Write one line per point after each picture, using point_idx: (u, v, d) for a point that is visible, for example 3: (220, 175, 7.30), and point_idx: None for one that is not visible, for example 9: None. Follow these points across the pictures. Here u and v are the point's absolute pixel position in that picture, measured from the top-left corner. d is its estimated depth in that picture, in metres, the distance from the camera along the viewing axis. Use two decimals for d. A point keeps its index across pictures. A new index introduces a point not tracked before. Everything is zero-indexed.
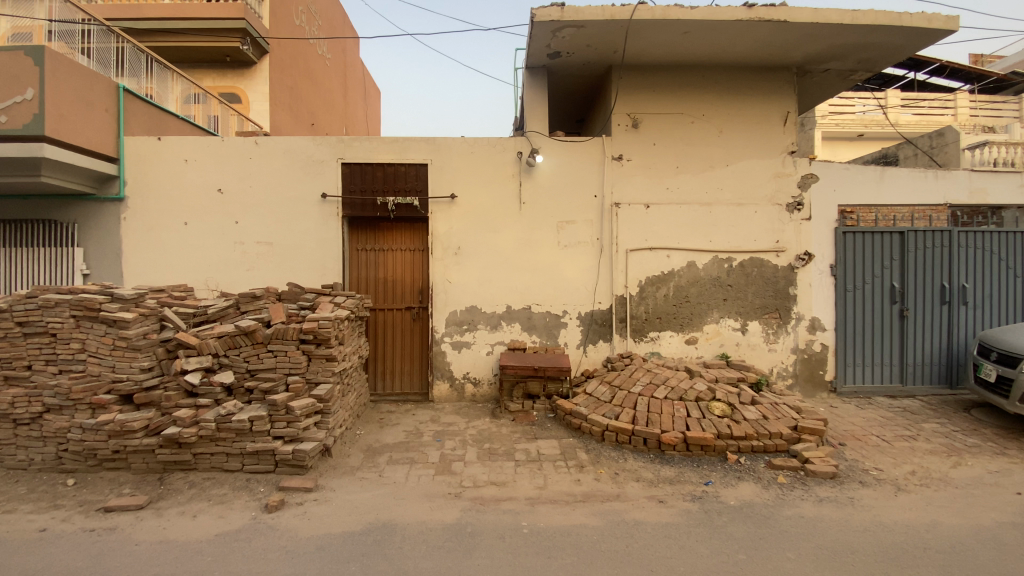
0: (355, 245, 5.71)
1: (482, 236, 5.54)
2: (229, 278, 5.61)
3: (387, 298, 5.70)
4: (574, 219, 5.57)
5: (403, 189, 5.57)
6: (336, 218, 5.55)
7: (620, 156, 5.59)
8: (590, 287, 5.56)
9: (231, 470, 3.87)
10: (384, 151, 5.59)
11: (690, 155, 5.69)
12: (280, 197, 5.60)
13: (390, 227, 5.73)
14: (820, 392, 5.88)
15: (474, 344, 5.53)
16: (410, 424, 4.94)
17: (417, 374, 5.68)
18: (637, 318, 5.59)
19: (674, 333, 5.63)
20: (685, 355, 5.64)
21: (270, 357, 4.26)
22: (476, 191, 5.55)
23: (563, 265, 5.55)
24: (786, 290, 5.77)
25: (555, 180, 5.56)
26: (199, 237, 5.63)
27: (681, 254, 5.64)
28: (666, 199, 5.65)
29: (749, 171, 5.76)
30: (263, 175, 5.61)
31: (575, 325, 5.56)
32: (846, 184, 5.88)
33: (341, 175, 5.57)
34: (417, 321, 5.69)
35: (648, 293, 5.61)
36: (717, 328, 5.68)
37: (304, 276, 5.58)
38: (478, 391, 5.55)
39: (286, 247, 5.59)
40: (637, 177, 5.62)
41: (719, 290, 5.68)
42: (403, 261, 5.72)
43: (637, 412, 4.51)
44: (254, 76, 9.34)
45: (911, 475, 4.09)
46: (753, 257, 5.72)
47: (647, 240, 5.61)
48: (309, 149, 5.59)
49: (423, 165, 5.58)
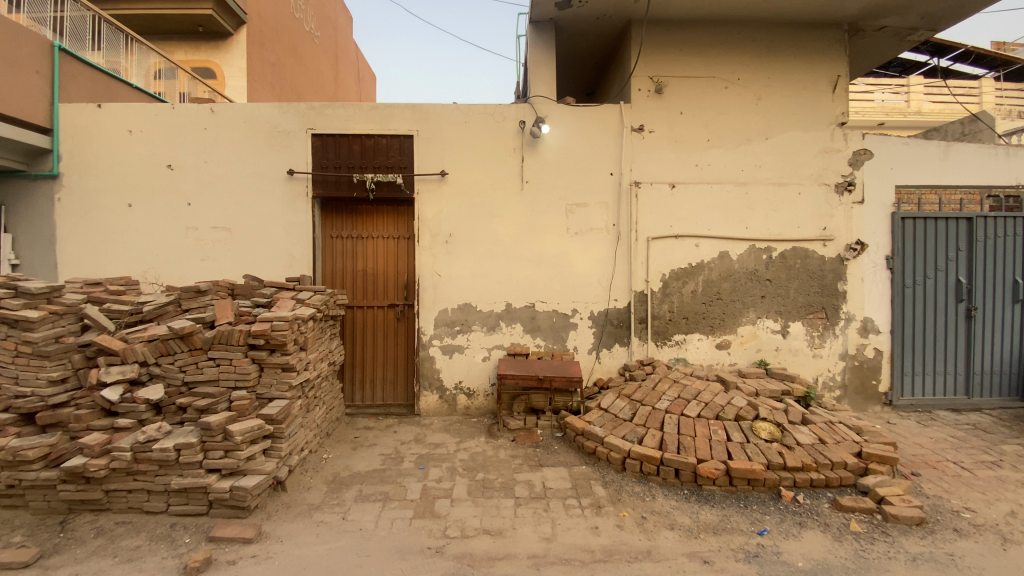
0: (329, 232, 4.87)
1: (478, 221, 4.69)
2: (179, 270, 4.76)
3: (366, 293, 4.86)
4: (586, 201, 4.70)
5: (385, 165, 4.72)
6: (305, 199, 4.71)
7: (640, 126, 4.72)
8: (605, 281, 4.70)
9: (154, 511, 3.05)
10: (362, 120, 4.74)
11: (723, 126, 4.80)
12: (239, 174, 4.75)
13: (370, 211, 4.88)
14: (872, 406, 5.02)
15: (468, 348, 4.68)
16: (388, 445, 4.10)
17: (401, 383, 4.85)
18: (660, 319, 4.72)
19: (703, 336, 4.76)
20: (716, 362, 4.77)
21: (212, 367, 3.44)
22: (470, 168, 4.69)
23: (572, 255, 4.69)
24: (835, 286, 4.91)
25: (564, 155, 4.69)
26: (145, 222, 4.78)
27: (711, 243, 4.76)
28: (695, 177, 4.77)
29: (791, 146, 4.89)
30: (220, 149, 4.76)
31: (587, 326, 4.69)
32: (905, 161, 5.00)
33: (312, 147, 4.73)
34: (402, 321, 4.85)
35: (673, 289, 4.74)
36: (753, 330, 4.81)
37: (268, 267, 4.74)
38: (471, 404, 4.70)
39: (247, 234, 4.74)
40: (660, 152, 4.74)
41: (757, 286, 4.81)
42: (385, 250, 4.87)
43: (666, 435, 3.66)
44: (229, 49, 8.45)
45: (1015, 519, 3.23)
46: (795, 247, 4.86)
47: (672, 226, 4.73)
48: (274, 118, 4.74)
49: (407, 137, 4.73)
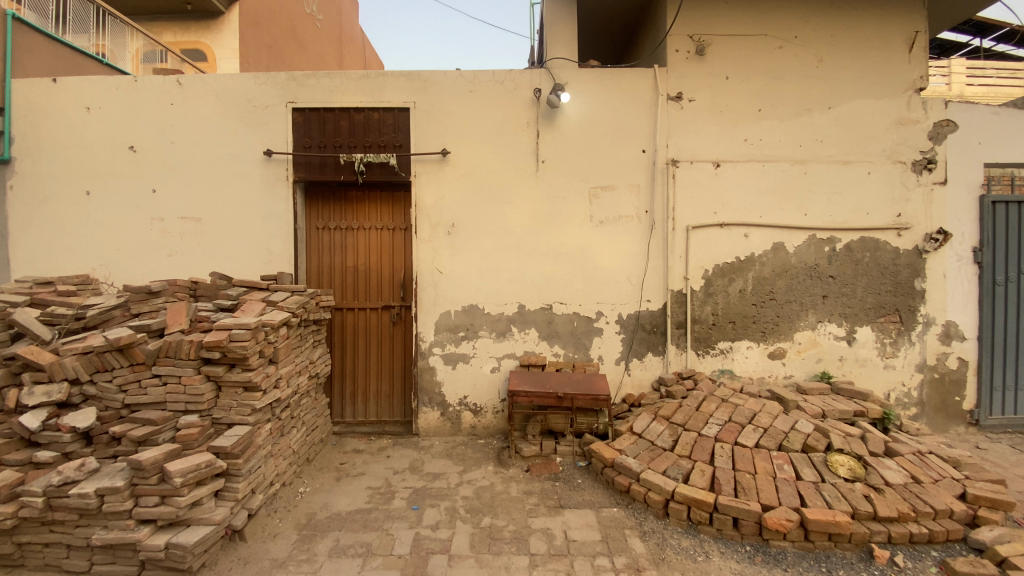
0: (315, 223, 4.21)
1: (485, 209, 3.98)
2: (144, 267, 4.14)
3: (357, 293, 4.20)
4: (613, 184, 3.96)
5: (377, 144, 4.04)
6: (285, 184, 4.05)
7: (678, 94, 3.96)
8: (636, 279, 3.95)
9: (76, 572, 2.44)
10: (350, 91, 4.05)
11: (777, 94, 4.02)
12: (210, 156, 4.10)
13: (361, 198, 4.21)
14: (954, 426, 4.22)
15: (474, 357, 3.98)
16: (377, 475, 3.42)
17: (397, 396, 4.18)
18: (702, 323, 3.97)
19: (753, 344, 4.00)
20: (769, 374, 4.01)
21: (157, 387, 2.81)
22: (476, 147, 3.98)
23: (597, 247, 3.96)
24: (911, 283, 4.11)
25: (587, 129, 3.96)
26: (106, 212, 4.17)
27: (763, 232, 3.99)
28: (744, 154, 3.99)
29: (859, 117, 4.09)
30: (189, 127, 4.13)
31: (614, 333, 3.96)
32: (997, 134, 4.16)
33: (293, 123, 4.07)
34: (398, 325, 4.19)
35: (717, 287, 3.98)
36: (813, 336, 4.04)
37: (243, 264, 4.09)
38: (478, 423, 3.99)
39: (219, 225, 4.09)
40: (702, 125, 3.98)
41: (818, 284, 4.03)
42: (379, 243, 4.20)
43: (718, 470, 2.93)
44: (220, 29, 7.82)
45: None
46: (864, 238, 4.07)
47: (716, 213, 3.97)
48: (250, 90, 4.08)
49: (403, 110, 4.03)
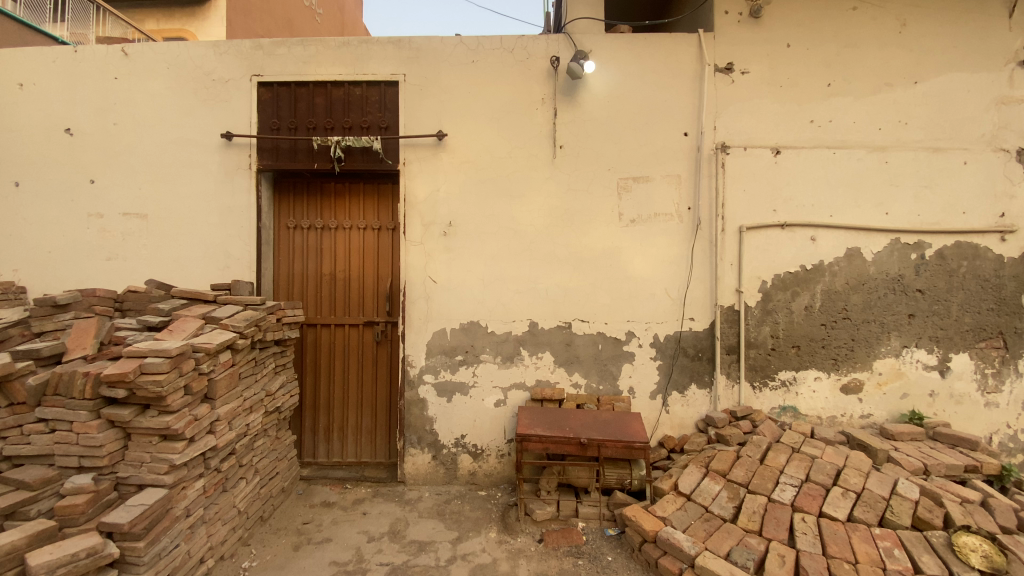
0: (285, 221, 3.49)
1: (490, 205, 3.24)
2: (78, 273, 3.43)
3: (334, 306, 3.47)
4: (648, 174, 3.20)
5: (359, 125, 3.32)
6: (247, 173, 3.33)
7: (728, 65, 3.21)
8: (676, 292, 3.18)
9: None
10: (327, 62, 3.33)
11: (850, 65, 3.26)
12: (159, 140, 3.41)
13: (341, 191, 3.48)
14: None
15: (474, 388, 3.22)
16: (345, 543, 2.65)
17: (381, 432, 3.44)
18: (758, 349, 3.18)
19: (823, 375, 3.20)
20: (842, 413, 3.21)
21: (44, 434, 2.09)
22: (479, 129, 3.24)
23: (627, 253, 3.20)
24: (1019, 300, 3.28)
25: (615, 107, 3.21)
26: (36, 207, 3.47)
27: (835, 235, 3.21)
28: (810, 139, 3.22)
29: (952, 95, 3.31)
30: (136, 106, 3.44)
31: (649, 359, 3.18)
32: None
33: (257, 100, 3.36)
34: (384, 345, 3.45)
35: (777, 303, 3.19)
36: (897, 366, 3.23)
37: (195, 270, 3.36)
38: (477, 469, 3.22)
39: (167, 222, 3.38)
40: (758, 102, 3.21)
41: (902, 301, 3.23)
42: (361, 246, 3.47)
43: (803, 557, 2.13)
44: (205, 15, 7.20)
45: None
46: (959, 243, 3.27)
47: (776, 212, 3.20)
48: (207, 61, 3.38)
49: (391, 84, 3.31)
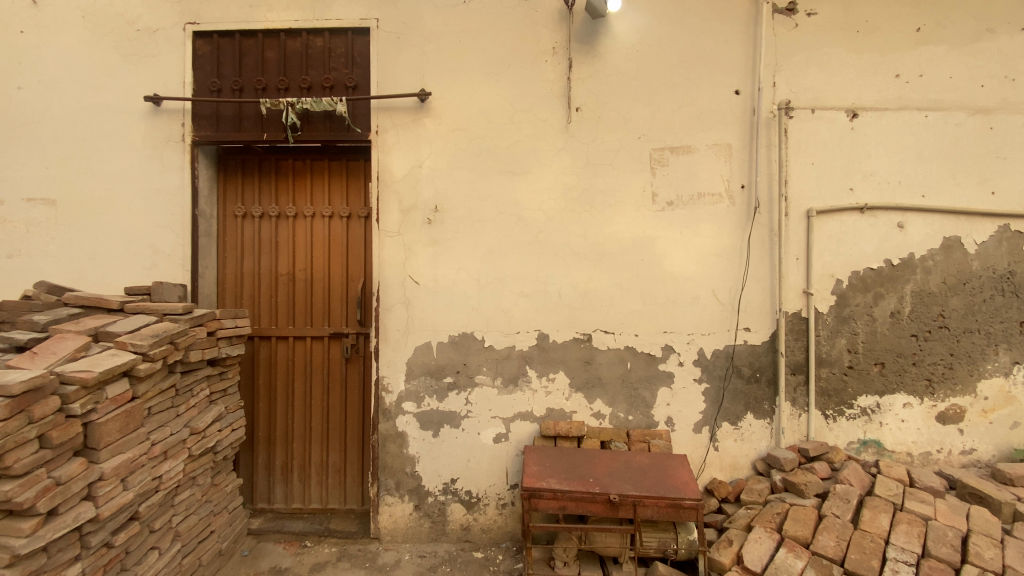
0: (232, 208, 2.79)
1: (486, 185, 2.54)
2: None
3: (293, 314, 2.76)
4: (688, 144, 2.50)
5: (321, 84, 2.64)
6: (181, 146, 2.64)
7: (790, 5, 2.51)
8: (725, 294, 2.49)
9: None
10: (279, 5, 2.63)
11: (945, 4, 2.54)
12: (72, 107, 2.72)
13: (301, 170, 2.79)
14: None
15: (467, 419, 2.53)
16: None
17: (353, 472, 2.75)
18: (830, 367, 2.49)
19: (913, 401, 2.50)
20: (937, 449, 2.50)
21: None
22: (472, 89, 2.54)
23: (663, 245, 2.50)
24: None
25: (645, 60, 2.51)
26: None
27: (928, 222, 2.50)
28: (894, 100, 2.52)
29: None
30: (44, 65, 2.74)
31: (692, 382, 2.49)
32: None
33: (194, 55, 2.67)
34: (355, 362, 2.76)
35: (855, 309, 2.49)
36: (1007, 388, 2.52)
37: (118, 269, 2.67)
38: (473, 523, 2.52)
39: (83, 211, 2.69)
40: (828, 54, 2.52)
41: (1014, 304, 2.52)
42: (326, 239, 2.78)
43: None
44: None
45: None
46: None
47: (852, 192, 2.50)
48: (131, 7, 2.69)
49: (360, 33, 2.62)
